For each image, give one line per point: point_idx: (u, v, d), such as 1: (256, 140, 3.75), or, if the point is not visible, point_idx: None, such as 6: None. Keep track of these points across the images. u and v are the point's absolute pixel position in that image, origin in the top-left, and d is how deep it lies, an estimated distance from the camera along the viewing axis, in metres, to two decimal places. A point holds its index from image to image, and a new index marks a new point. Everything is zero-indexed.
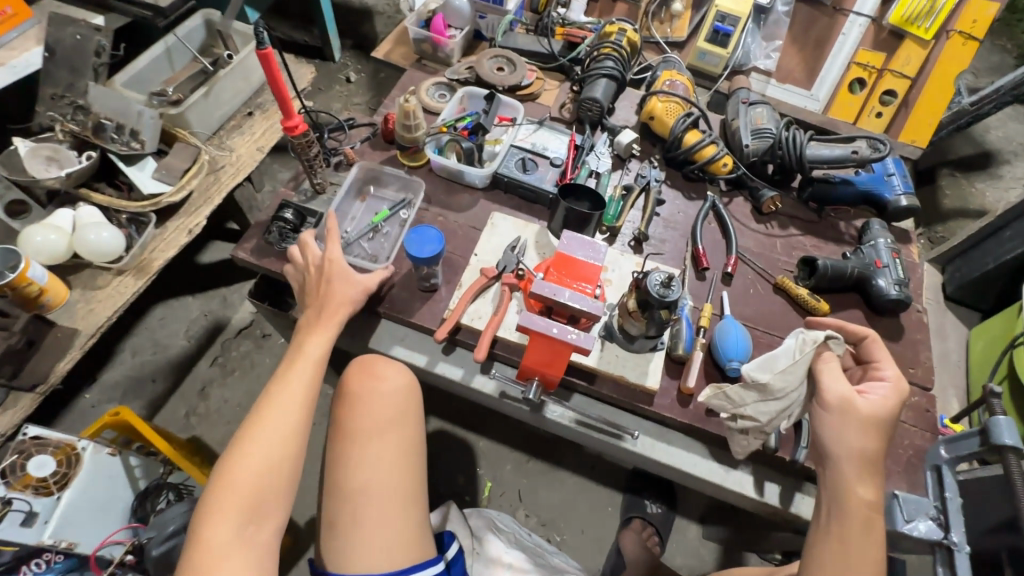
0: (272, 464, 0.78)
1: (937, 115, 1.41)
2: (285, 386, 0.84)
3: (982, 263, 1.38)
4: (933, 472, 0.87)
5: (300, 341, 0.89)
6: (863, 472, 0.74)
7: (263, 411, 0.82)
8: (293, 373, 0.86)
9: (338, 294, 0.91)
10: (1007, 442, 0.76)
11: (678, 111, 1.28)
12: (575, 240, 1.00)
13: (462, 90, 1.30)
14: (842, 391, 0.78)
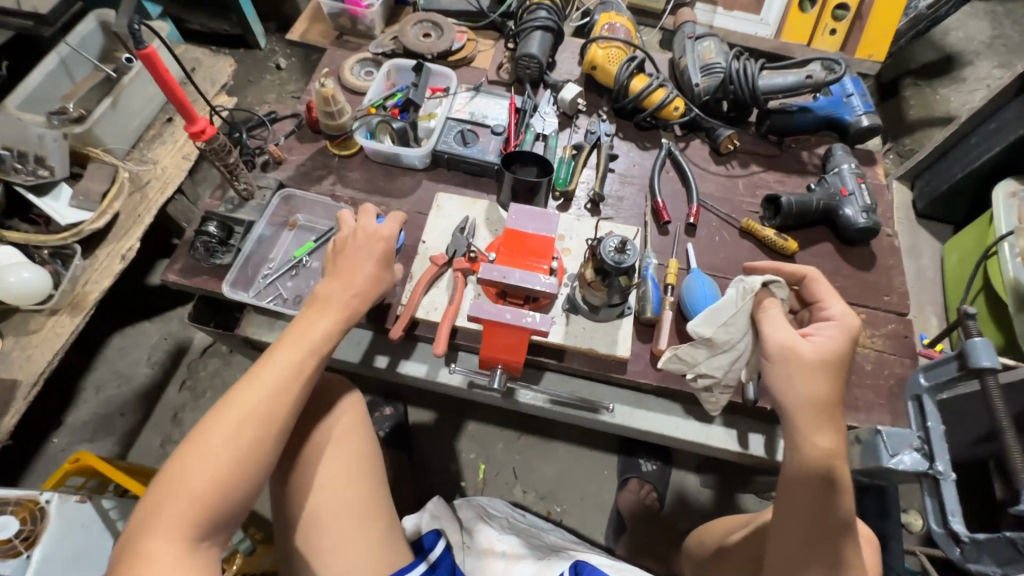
0: (233, 467, 0.65)
1: (893, 24, 1.34)
2: (275, 370, 0.71)
3: (950, 174, 1.34)
4: (915, 402, 0.85)
5: (303, 321, 0.76)
6: (817, 423, 0.70)
7: (242, 395, 0.69)
8: (290, 352, 0.73)
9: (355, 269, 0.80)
10: (985, 364, 0.75)
11: (621, 56, 1.19)
12: (523, 212, 0.95)
13: (387, 63, 1.18)
14: (783, 340, 0.73)
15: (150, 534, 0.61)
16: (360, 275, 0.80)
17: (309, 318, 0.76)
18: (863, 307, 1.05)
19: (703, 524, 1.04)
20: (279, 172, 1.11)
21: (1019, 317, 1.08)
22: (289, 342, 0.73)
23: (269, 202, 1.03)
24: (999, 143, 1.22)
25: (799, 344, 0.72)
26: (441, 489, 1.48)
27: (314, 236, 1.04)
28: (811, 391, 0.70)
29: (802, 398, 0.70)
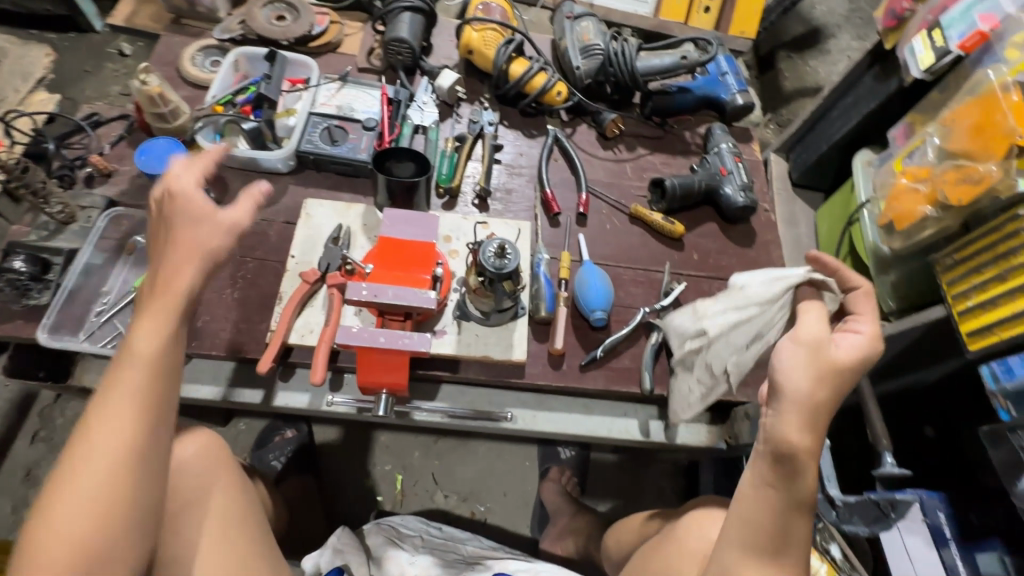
0: (120, 472, 0.53)
1: (760, 1, 1.38)
2: (148, 331, 0.58)
3: (817, 146, 1.41)
4: None
5: (156, 269, 0.60)
6: (805, 419, 0.59)
7: (120, 370, 0.57)
8: (159, 309, 0.59)
9: (174, 253, 0.61)
10: None
11: (498, 39, 1.12)
12: (400, 217, 0.87)
13: (234, 52, 1.03)
14: (800, 341, 0.63)
15: (45, 549, 0.50)
16: (178, 253, 0.60)
17: (173, 265, 0.60)
18: None
19: (622, 520, 1.07)
20: (108, 186, 0.94)
21: (880, 279, 1.16)
22: (151, 296, 0.59)
23: (95, 226, 0.87)
24: (856, 115, 1.30)
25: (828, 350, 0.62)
26: (357, 509, 1.40)
27: None
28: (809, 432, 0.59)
29: (803, 403, 0.59)
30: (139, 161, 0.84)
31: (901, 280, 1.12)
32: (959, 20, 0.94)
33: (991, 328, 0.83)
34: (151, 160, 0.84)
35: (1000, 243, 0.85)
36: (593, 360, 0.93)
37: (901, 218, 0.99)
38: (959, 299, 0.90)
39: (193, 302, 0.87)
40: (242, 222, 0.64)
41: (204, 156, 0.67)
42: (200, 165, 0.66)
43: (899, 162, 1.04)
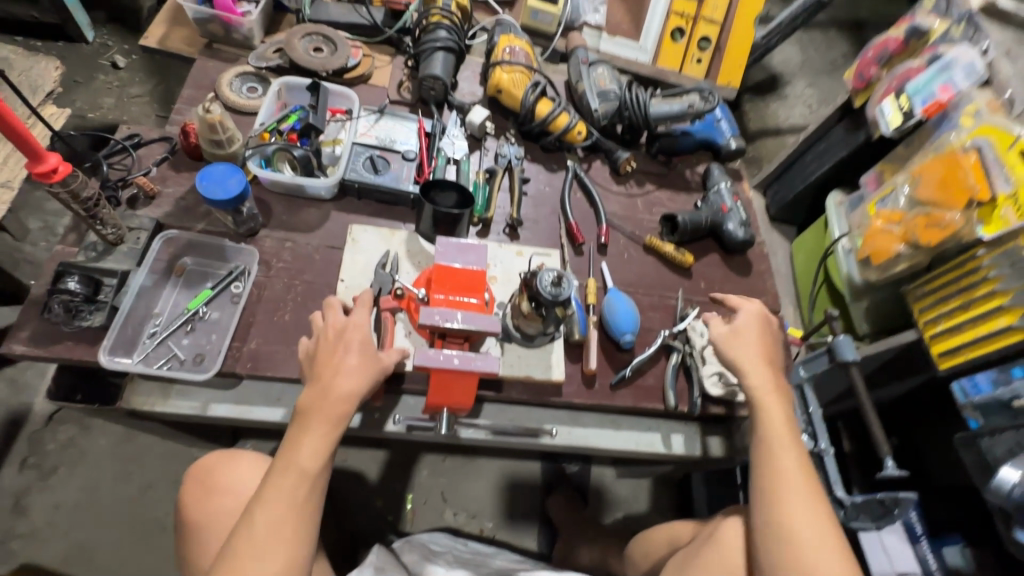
0: (296, 523, 0.74)
1: (745, 55, 1.54)
2: (313, 447, 0.76)
3: (794, 185, 1.59)
4: (798, 391, 1.00)
5: (327, 379, 0.79)
6: (764, 353, 0.91)
7: (285, 474, 0.75)
8: (322, 424, 0.77)
9: (346, 375, 0.79)
10: (849, 356, 0.93)
11: (525, 81, 1.21)
12: (451, 245, 0.93)
13: (276, 81, 1.07)
14: (734, 342, 0.92)
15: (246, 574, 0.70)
16: (345, 379, 0.79)
17: (337, 385, 0.78)
18: None
19: (644, 532, 1.14)
20: (152, 208, 0.94)
21: (854, 306, 1.33)
22: (319, 415, 0.77)
23: (149, 248, 0.88)
24: (828, 161, 1.47)
25: (750, 332, 0.92)
26: (366, 529, 1.42)
27: (210, 282, 0.91)
28: (768, 381, 0.88)
29: (754, 347, 0.91)
30: (200, 186, 0.85)
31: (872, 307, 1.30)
32: (923, 89, 1.11)
33: (959, 349, 0.99)
34: (211, 185, 0.86)
35: (964, 279, 1.01)
36: (622, 379, 1.01)
37: (878, 254, 1.15)
38: (929, 324, 1.06)
39: (246, 324, 0.89)
40: (390, 363, 0.83)
41: (365, 299, 0.87)
42: (363, 308, 0.85)
43: (873, 205, 1.21)
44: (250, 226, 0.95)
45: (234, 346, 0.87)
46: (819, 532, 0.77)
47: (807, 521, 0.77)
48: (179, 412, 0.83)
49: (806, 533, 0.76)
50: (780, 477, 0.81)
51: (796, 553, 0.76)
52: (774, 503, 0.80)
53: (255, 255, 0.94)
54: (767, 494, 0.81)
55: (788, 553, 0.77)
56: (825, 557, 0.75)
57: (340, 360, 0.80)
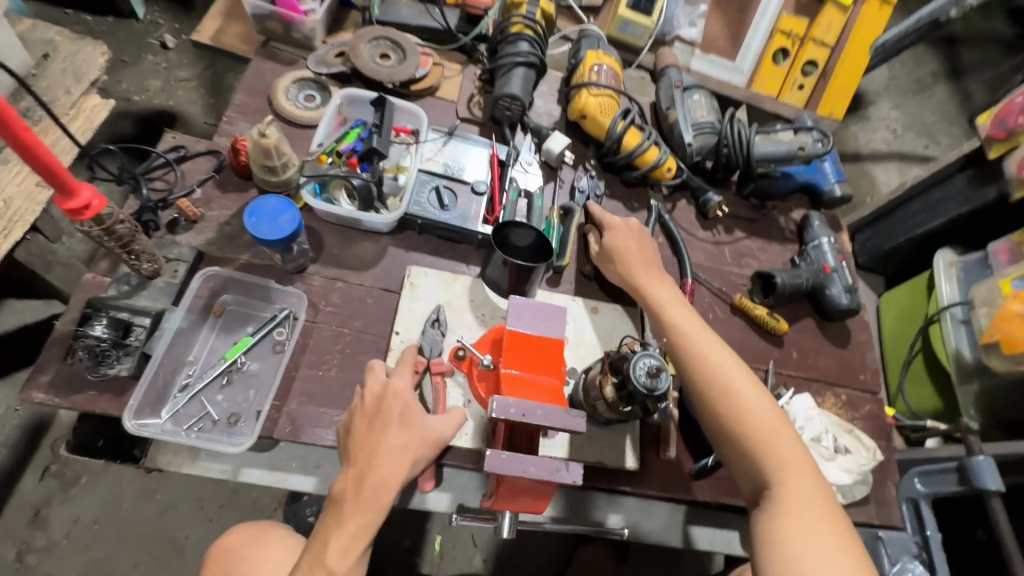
0: None
1: (852, 86, 1.36)
2: (344, 551, 0.65)
3: (893, 236, 1.40)
4: (911, 506, 0.93)
5: (363, 463, 0.68)
6: (641, 257, 0.91)
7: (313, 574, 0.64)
8: (358, 523, 0.66)
9: (389, 456, 0.68)
10: (990, 487, 0.84)
11: (613, 106, 1.06)
12: (527, 308, 0.79)
13: (338, 94, 0.95)
14: (614, 264, 0.92)
15: None
16: (382, 463, 0.68)
17: (378, 472, 0.67)
18: (843, 388, 1.06)
19: None
20: (193, 234, 0.84)
21: (961, 388, 1.14)
22: (355, 509, 0.66)
23: (188, 286, 0.78)
24: (942, 214, 1.29)
25: (630, 252, 0.92)
26: (392, 569, 1.33)
27: (251, 328, 0.81)
28: (668, 291, 0.86)
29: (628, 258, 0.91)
30: (249, 223, 0.75)
31: (985, 394, 1.12)
32: None
33: None
34: (261, 221, 0.75)
35: None
36: (703, 470, 0.88)
37: (1012, 343, 0.98)
38: None
39: (288, 380, 0.78)
40: (444, 433, 0.73)
41: (407, 360, 0.76)
42: (405, 369, 0.75)
43: (1006, 282, 1.03)
44: (300, 262, 0.85)
45: (273, 406, 0.77)
46: (771, 430, 0.72)
47: (753, 415, 0.73)
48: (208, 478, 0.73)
49: (760, 436, 0.72)
50: (719, 389, 0.75)
51: (764, 463, 0.71)
52: (728, 424, 0.74)
53: (302, 298, 0.83)
54: (710, 419, 0.75)
55: (757, 463, 0.71)
56: (787, 453, 0.71)
57: (384, 443, 0.69)
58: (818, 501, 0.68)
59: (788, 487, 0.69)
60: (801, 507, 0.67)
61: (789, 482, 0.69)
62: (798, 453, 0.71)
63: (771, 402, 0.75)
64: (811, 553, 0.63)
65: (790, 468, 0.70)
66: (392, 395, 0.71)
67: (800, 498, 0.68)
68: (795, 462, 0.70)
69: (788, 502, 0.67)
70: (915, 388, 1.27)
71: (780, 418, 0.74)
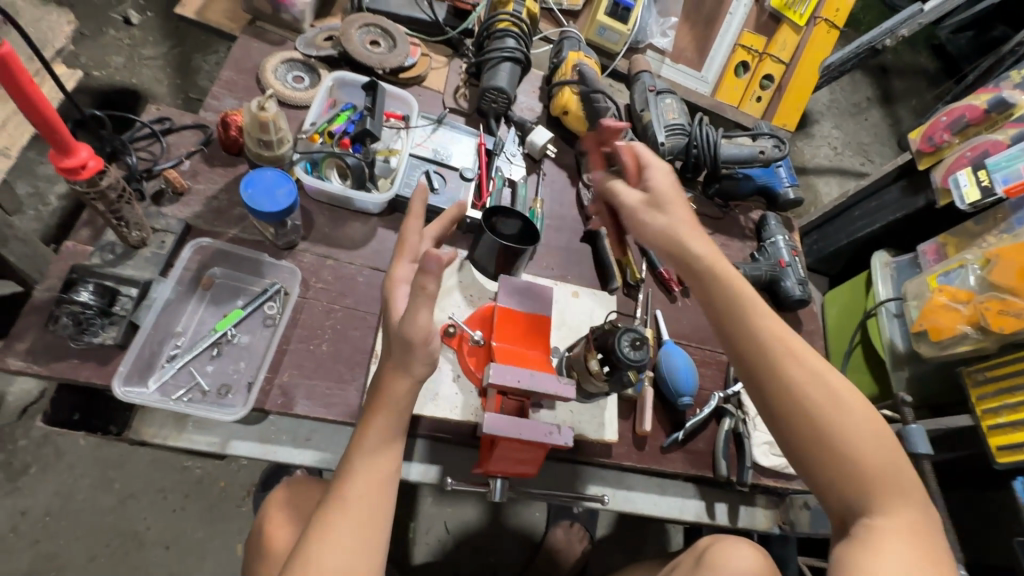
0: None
1: (803, 100, 1.49)
2: (368, 448, 0.66)
3: (836, 239, 1.54)
4: None
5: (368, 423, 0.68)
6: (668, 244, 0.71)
7: (342, 484, 0.65)
8: (378, 425, 0.67)
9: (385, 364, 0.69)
10: (921, 451, 0.91)
11: (593, 105, 1.13)
12: (515, 286, 0.84)
13: (330, 76, 0.96)
14: (659, 212, 0.72)
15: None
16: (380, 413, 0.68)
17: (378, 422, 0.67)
18: None
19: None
20: (178, 206, 0.83)
21: (895, 373, 1.27)
22: (375, 410, 0.68)
23: (176, 257, 0.77)
24: (879, 220, 1.43)
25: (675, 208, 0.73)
26: None
27: (241, 301, 0.81)
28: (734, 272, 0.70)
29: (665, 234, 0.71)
30: (246, 194, 0.75)
31: (914, 378, 1.24)
32: (1004, 166, 1.08)
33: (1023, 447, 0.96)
34: (257, 193, 0.76)
35: None
36: (674, 443, 0.94)
37: (939, 330, 1.09)
38: (989, 414, 1.01)
39: (279, 354, 0.79)
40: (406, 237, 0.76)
41: (405, 248, 0.75)
42: (404, 259, 0.75)
43: (933, 277, 1.16)
44: (290, 239, 0.85)
45: (265, 378, 0.77)
46: (874, 458, 0.62)
47: (854, 444, 0.63)
48: (196, 450, 0.73)
49: (868, 470, 0.62)
50: (827, 408, 0.64)
51: (865, 490, 0.62)
52: (825, 443, 0.63)
53: (295, 272, 0.83)
54: (808, 445, 0.64)
55: (858, 493, 0.62)
56: (892, 480, 0.62)
57: (384, 357, 0.70)
58: (922, 534, 0.61)
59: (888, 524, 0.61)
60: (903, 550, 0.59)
61: (890, 517, 0.61)
62: (900, 482, 0.63)
63: (877, 427, 0.64)
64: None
65: (891, 501, 0.61)
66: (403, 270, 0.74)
67: (899, 538, 0.60)
68: (898, 491, 0.62)
69: (889, 540, 0.60)
70: (855, 374, 1.40)
71: (891, 447, 0.64)
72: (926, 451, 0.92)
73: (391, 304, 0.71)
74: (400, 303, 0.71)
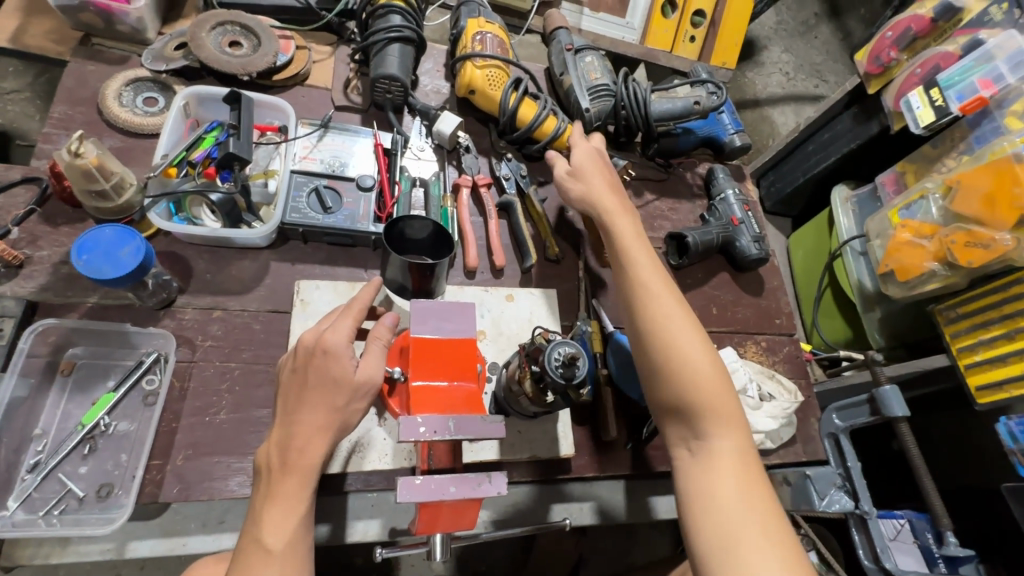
0: None
1: (741, 32, 1.37)
2: (280, 523, 0.58)
3: (793, 178, 1.43)
4: (832, 440, 0.94)
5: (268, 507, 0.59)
6: (610, 196, 0.84)
7: (252, 565, 0.56)
8: (291, 491, 0.59)
9: (308, 422, 0.61)
10: (897, 410, 0.85)
11: (501, 78, 0.99)
12: (431, 309, 0.71)
13: (182, 92, 0.81)
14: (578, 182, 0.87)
15: None
16: (285, 484, 0.60)
17: (291, 492, 0.59)
18: (762, 334, 1.08)
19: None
20: (18, 280, 0.70)
21: (866, 316, 1.20)
22: (284, 473, 0.60)
23: (18, 347, 0.65)
24: (834, 152, 1.32)
25: (593, 178, 0.86)
26: None
27: (112, 383, 0.69)
28: (632, 228, 0.82)
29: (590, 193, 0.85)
30: (80, 263, 0.63)
31: (887, 318, 1.17)
32: (957, 82, 0.98)
33: (1001, 385, 0.89)
34: (95, 259, 0.63)
35: (1005, 303, 0.91)
36: (637, 441, 0.87)
37: (905, 270, 1.02)
38: (965, 352, 0.95)
39: (167, 435, 0.68)
40: (366, 299, 0.68)
41: (352, 307, 0.67)
42: (346, 318, 0.66)
43: (896, 212, 1.08)
44: (164, 296, 0.74)
45: (153, 467, 0.67)
46: (705, 381, 0.68)
47: (699, 373, 0.69)
48: (86, 564, 0.63)
49: (698, 390, 0.68)
50: (658, 329, 0.71)
51: (699, 415, 0.67)
52: (661, 361, 0.70)
53: (169, 337, 0.72)
54: (660, 377, 0.70)
55: (695, 418, 0.67)
56: (709, 407, 0.67)
57: (299, 412, 0.62)
58: (737, 463, 0.65)
59: (721, 443, 0.66)
60: (733, 467, 0.64)
61: (723, 441, 0.66)
62: (732, 409, 0.68)
63: (716, 361, 0.70)
64: (734, 511, 0.61)
65: (725, 424, 0.67)
66: (323, 344, 0.63)
67: (730, 460, 0.65)
68: (729, 417, 0.68)
69: (721, 459, 0.65)
70: (827, 321, 1.34)
71: (719, 374, 0.69)
72: (903, 411, 0.85)
73: (335, 362, 0.63)
74: (348, 358, 0.64)
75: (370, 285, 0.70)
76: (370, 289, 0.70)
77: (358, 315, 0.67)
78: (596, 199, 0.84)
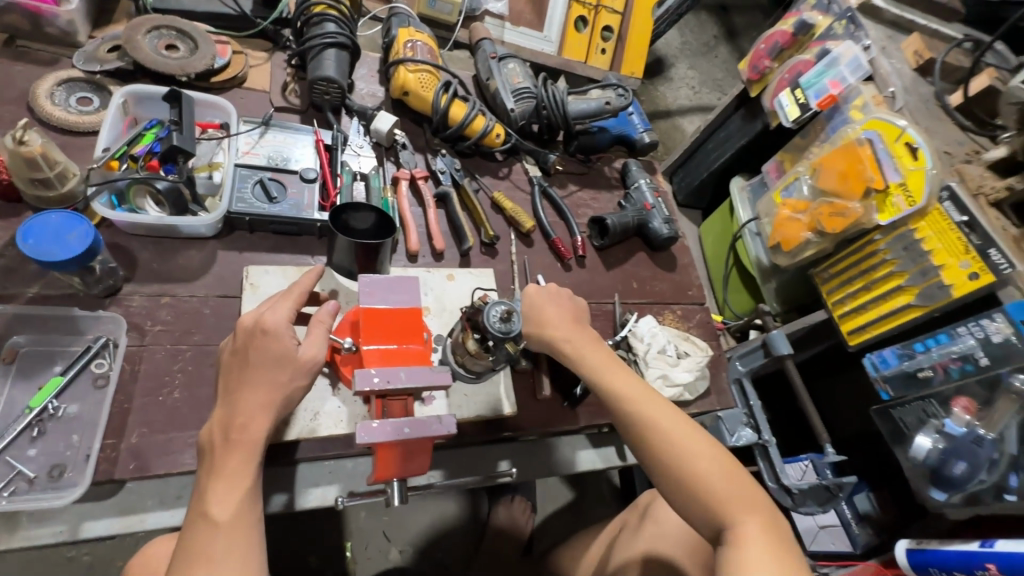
0: None
1: (644, 46, 1.55)
2: (227, 496, 0.62)
3: (698, 173, 1.62)
4: (737, 384, 1.11)
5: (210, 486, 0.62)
6: (591, 343, 0.80)
7: (200, 538, 0.60)
8: (234, 467, 0.63)
9: (250, 401, 0.65)
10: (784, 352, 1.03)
11: (432, 81, 1.08)
12: (378, 283, 0.77)
13: (120, 91, 0.84)
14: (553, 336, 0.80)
15: None
16: (230, 458, 0.63)
17: (235, 468, 0.63)
18: (678, 304, 1.22)
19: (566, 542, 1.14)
20: None
21: (764, 286, 1.38)
22: (227, 451, 0.63)
23: None
24: (729, 148, 1.51)
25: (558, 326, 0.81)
26: None
27: (59, 368, 0.70)
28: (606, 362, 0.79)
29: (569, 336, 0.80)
30: (27, 246, 0.64)
31: (780, 287, 1.35)
32: (814, 83, 1.19)
33: (865, 327, 1.08)
34: (43, 242, 0.65)
35: (863, 260, 1.09)
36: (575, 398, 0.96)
37: (788, 241, 1.21)
38: (837, 304, 1.14)
39: (120, 415, 0.70)
40: (304, 284, 0.74)
41: (289, 293, 0.73)
42: (286, 302, 0.71)
43: (778, 194, 1.27)
44: (109, 283, 0.75)
45: (107, 446, 0.68)
46: (719, 489, 0.67)
47: (712, 480, 0.67)
48: (39, 545, 0.63)
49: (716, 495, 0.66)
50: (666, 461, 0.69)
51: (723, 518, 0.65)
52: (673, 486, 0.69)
53: (119, 321, 0.74)
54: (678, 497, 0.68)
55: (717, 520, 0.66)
56: (728, 509, 0.66)
57: (240, 390, 0.66)
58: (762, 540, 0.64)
59: (743, 530, 0.64)
60: (759, 546, 0.63)
61: (747, 527, 0.64)
62: (748, 494, 0.67)
63: (724, 463, 0.69)
64: None
65: (742, 510, 0.66)
66: (260, 327, 0.68)
67: (757, 541, 0.63)
68: (746, 501, 0.67)
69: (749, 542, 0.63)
70: (735, 295, 1.52)
71: (729, 473, 0.69)
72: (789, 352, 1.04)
73: (276, 341, 0.68)
74: (288, 337, 0.68)
75: (308, 273, 0.76)
76: (307, 276, 0.76)
77: (297, 300, 0.73)
78: (576, 349, 0.79)
